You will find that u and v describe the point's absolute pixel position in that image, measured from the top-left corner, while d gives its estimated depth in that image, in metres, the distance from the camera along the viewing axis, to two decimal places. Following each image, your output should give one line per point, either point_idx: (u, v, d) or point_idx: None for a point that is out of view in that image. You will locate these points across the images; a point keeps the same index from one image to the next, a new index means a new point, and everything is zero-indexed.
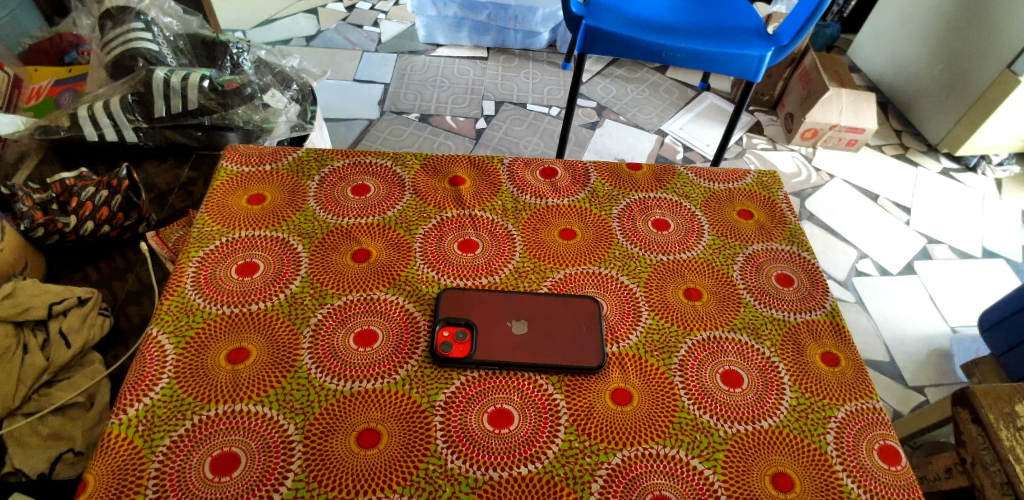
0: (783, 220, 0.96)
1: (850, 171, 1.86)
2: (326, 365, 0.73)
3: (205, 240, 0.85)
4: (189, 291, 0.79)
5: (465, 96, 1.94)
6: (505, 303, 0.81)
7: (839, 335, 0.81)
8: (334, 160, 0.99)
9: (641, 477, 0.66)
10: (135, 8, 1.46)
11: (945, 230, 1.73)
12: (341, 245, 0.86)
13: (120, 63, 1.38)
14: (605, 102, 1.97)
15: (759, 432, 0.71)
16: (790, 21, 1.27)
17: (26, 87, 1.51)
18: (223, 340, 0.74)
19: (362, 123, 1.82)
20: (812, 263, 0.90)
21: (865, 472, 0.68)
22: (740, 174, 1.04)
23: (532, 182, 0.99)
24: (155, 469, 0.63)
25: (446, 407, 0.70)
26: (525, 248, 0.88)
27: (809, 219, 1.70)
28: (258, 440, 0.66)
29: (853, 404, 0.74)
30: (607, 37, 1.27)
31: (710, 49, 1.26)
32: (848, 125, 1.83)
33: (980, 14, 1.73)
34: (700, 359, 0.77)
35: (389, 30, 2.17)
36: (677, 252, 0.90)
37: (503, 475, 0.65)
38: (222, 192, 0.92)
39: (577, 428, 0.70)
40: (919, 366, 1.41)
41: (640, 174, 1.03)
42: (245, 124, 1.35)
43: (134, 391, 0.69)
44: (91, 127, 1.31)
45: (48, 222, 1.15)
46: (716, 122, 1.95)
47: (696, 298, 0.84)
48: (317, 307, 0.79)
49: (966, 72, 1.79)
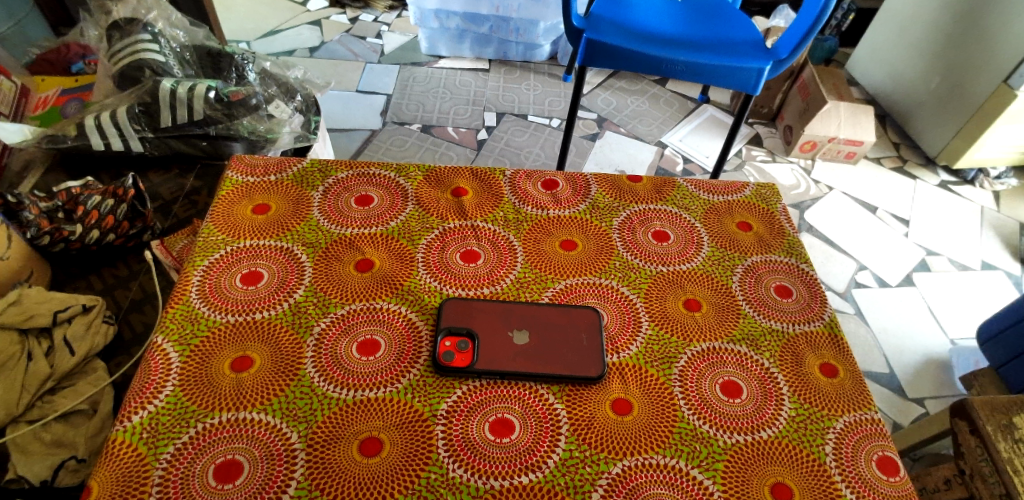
0: (782, 232, 0.97)
1: (849, 183, 1.88)
2: (330, 374, 0.73)
3: (209, 249, 0.86)
4: (194, 300, 0.80)
5: (466, 107, 1.97)
6: (506, 314, 0.81)
7: (838, 346, 0.82)
8: (339, 171, 1.01)
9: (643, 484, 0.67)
10: (143, 19, 1.48)
11: (944, 242, 1.74)
12: (344, 254, 0.87)
13: (128, 74, 1.40)
14: (605, 114, 1.99)
15: (759, 443, 0.71)
16: (790, 34, 1.29)
17: (33, 97, 1.54)
18: (227, 348, 0.75)
19: (364, 133, 1.84)
20: (810, 275, 0.91)
21: (863, 482, 0.69)
22: (740, 186, 1.05)
23: (533, 193, 1.00)
24: (159, 476, 0.64)
25: (448, 416, 0.71)
26: (526, 258, 0.89)
27: (808, 231, 1.71)
28: (261, 448, 0.66)
29: (852, 415, 0.75)
30: (606, 50, 1.29)
31: (708, 62, 1.27)
32: (847, 138, 1.84)
33: (977, 26, 1.75)
34: (700, 369, 0.78)
35: (392, 42, 2.20)
36: (677, 263, 0.91)
37: (504, 484, 0.66)
38: (228, 201, 0.93)
39: (577, 437, 0.70)
40: (918, 377, 1.41)
41: (640, 186, 1.04)
42: (250, 135, 1.37)
43: (139, 398, 0.70)
44: (98, 136, 1.32)
45: (54, 230, 1.15)
46: (716, 134, 1.97)
47: (696, 308, 0.85)
48: (321, 316, 0.79)
49: (964, 84, 1.80)
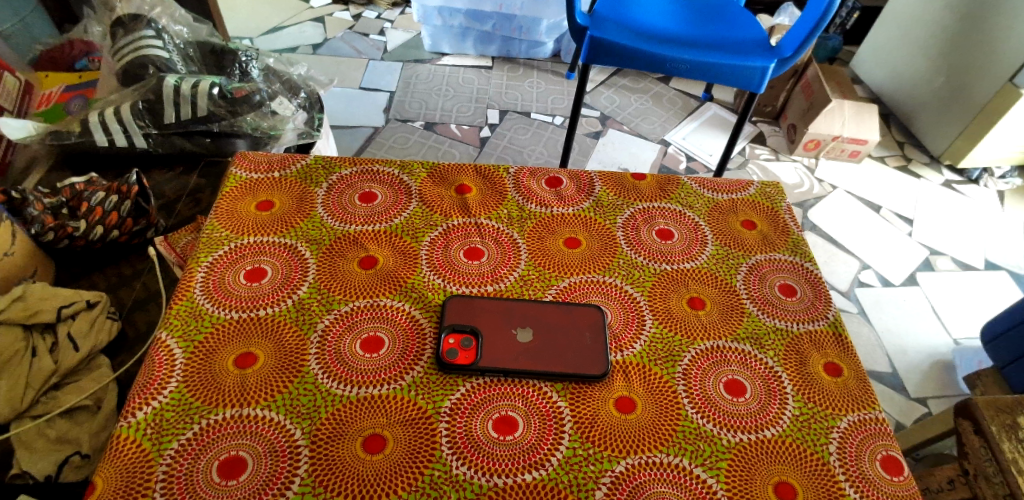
0: (787, 231, 0.97)
1: (853, 182, 1.87)
2: (334, 371, 0.73)
3: (213, 246, 0.86)
4: (197, 296, 0.80)
5: (470, 104, 1.96)
6: (510, 311, 0.81)
7: (841, 345, 0.82)
8: (342, 168, 1.00)
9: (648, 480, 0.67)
10: (146, 16, 1.48)
11: (948, 242, 1.73)
12: (348, 251, 0.87)
13: (132, 71, 1.40)
14: (609, 112, 1.99)
15: (762, 441, 0.71)
16: (794, 32, 1.28)
17: (37, 94, 1.55)
18: (231, 345, 0.75)
19: (367, 131, 1.83)
20: (814, 274, 0.91)
21: (866, 481, 0.69)
22: (744, 185, 1.05)
23: (537, 190, 1.00)
24: (163, 472, 0.64)
25: (452, 413, 0.71)
26: (530, 256, 0.89)
27: (811, 230, 1.71)
28: (265, 444, 0.67)
29: (856, 414, 0.74)
30: (610, 48, 1.29)
31: (712, 61, 1.27)
32: (850, 136, 1.84)
33: (981, 25, 1.74)
34: (704, 368, 0.78)
35: (395, 39, 2.20)
36: (681, 261, 0.91)
37: (508, 481, 0.66)
38: (231, 198, 0.93)
39: (581, 435, 0.70)
40: (922, 377, 1.41)
41: (644, 184, 1.04)
42: (254, 132, 1.38)
43: (143, 393, 0.70)
44: (101, 133, 1.32)
45: (58, 227, 1.15)
46: (719, 133, 1.96)
47: (699, 307, 0.85)
48: (324, 313, 0.79)
49: (969, 83, 1.80)
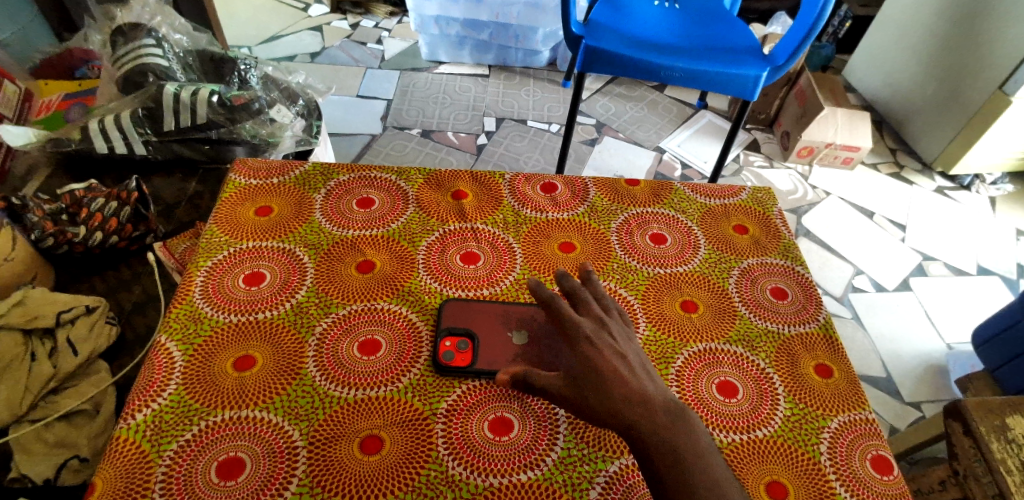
0: (778, 235, 0.99)
1: (846, 188, 1.89)
2: (331, 374, 0.74)
3: (212, 250, 0.87)
4: (196, 300, 0.81)
5: (466, 112, 1.98)
6: (505, 314, 0.83)
7: (832, 347, 0.83)
8: (340, 174, 1.02)
9: (573, 296, 0.72)
10: (146, 25, 1.50)
11: (940, 247, 1.75)
12: (346, 255, 0.88)
13: (132, 79, 1.42)
14: (604, 119, 2.01)
15: (755, 441, 0.72)
16: (787, 40, 1.30)
17: (37, 101, 1.56)
18: (230, 348, 0.76)
19: (364, 138, 1.85)
20: (806, 277, 0.92)
21: (857, 480, 0.70)
22: (736, 190, 1.07)
23: (532, 196, 1.02)
24: (163, 473, 0.64)
25: (448, 414, 0.72)
26: (525, 259, 0.91)
27: (805, 236, 1.73)
28: (263, 445, 0.67)
29: (847, 415, 0.76)
30: (605, 56, 1.31)
31: (706, 69, 1.29)
32: (843, 143, 1.86)
33: (973, 33, 1.77)
34: (696, 370, 0.79)
35: (393, 47, 2.22)
36: (674, 265, 0.92)
37: (503, 481, 0.67)
38: (231, 203, 0.94)
39: (576, 435, 0.71)
40: (916, 382, 1.42)
41: (638, 190, 1.05)
42: (252, 139, 1.38)
43: (142, 396, 0.70)
44: (102, 140, 1.33)
45: (58, 233, 1.16)
46: (714, 140, 1.99)
47: (692, 310, 0.86)
48: (322, 316, 0.80)
49: (960, 90, 1.82)
